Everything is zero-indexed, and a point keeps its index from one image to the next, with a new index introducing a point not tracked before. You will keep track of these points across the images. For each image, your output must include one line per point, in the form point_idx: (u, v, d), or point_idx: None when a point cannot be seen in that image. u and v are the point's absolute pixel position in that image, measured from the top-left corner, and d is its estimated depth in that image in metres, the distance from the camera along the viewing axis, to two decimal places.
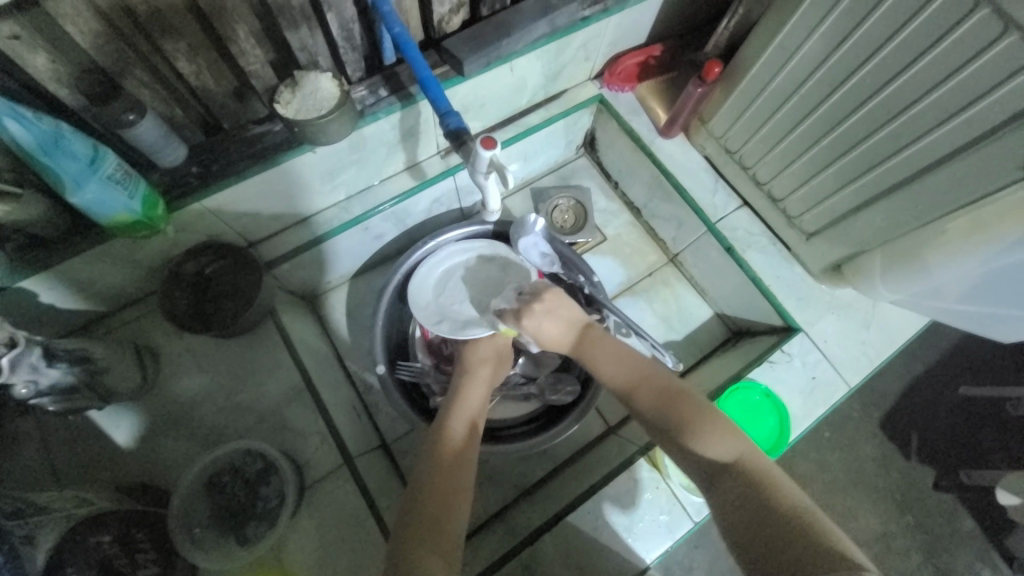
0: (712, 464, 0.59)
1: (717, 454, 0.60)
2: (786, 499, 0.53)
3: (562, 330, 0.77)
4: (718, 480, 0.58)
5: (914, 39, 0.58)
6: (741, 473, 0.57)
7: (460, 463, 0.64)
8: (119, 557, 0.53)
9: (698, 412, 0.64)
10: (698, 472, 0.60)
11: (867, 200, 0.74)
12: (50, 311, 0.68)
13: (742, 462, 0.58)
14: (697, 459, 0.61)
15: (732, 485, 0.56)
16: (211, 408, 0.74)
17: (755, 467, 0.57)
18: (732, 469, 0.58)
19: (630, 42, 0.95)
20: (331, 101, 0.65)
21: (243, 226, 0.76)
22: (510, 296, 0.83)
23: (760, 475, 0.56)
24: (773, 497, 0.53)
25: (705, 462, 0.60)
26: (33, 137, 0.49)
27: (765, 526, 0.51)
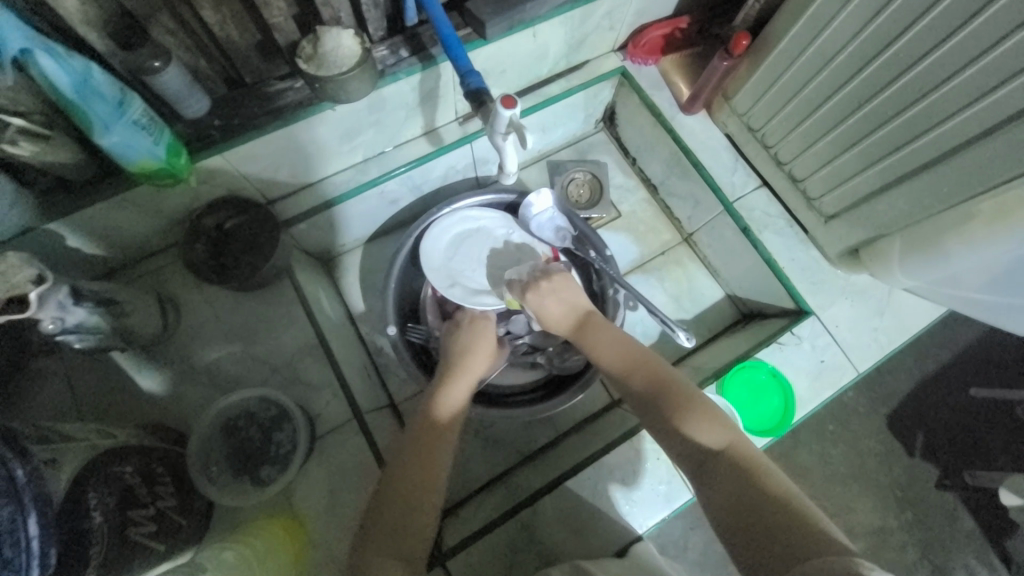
0: (701, 452, 0.60)
1: (705, 442, 0.60)
2: (773, 485, 0.53)
3: (560, 313, 0.79)
4: (707, 468, 0.58)
5: (950, 14, 0.56)
6: (729, 461, 0.57)
7: (433, 453, 0.64)
8: (139, 488, 0.55)
9: (689, 399, 0.64)
10: (687, 460, 0.61)
11: (889, 182, 0.73)
12: (77, 256, 0.70)
13: (730, 449, 0.58)
14: (684, 447, 0.61)
15: (721, 473, 0.56)
16: (228, 359, 0.76)
17: (743, 454, 0.57)
18: (719, 457, 0.58)
19: (657, 12, 0.92)
20: (353, 58, 0.65)
21: (262, 183, 0.77)
22: (523, 270, 0.85)
23: (748, 461, 0.56)
24: (761, 484, 0.53)
25: (693, 450, 0.60)
26: (66, 78, 0.50)
27: (753, 514, 0.51)
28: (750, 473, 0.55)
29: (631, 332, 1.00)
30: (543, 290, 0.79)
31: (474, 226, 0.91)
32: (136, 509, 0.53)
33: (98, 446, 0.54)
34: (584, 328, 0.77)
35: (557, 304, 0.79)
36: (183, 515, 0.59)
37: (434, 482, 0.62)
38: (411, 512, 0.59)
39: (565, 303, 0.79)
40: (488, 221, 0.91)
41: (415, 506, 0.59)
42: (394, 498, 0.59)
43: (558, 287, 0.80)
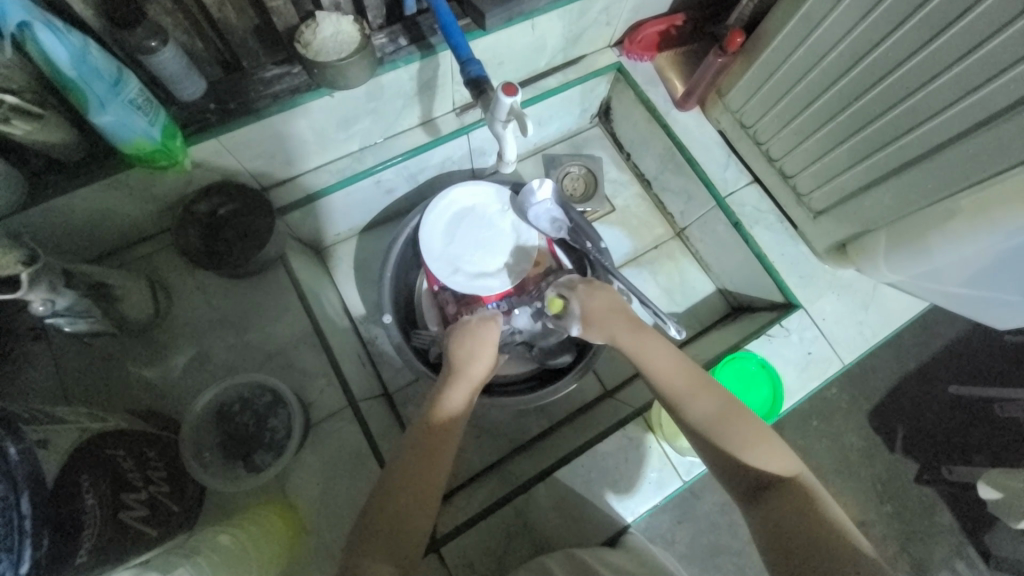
0: (754, 479, 0.58)
1: (760, 469, 0.58)
2: (834, 524, 0.51)
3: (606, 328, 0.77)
4: (760, 494, 0.56)
5: (938, 13, 0.58)
6: (785, 492, 0.55)
7: (433, 459, 0.61)
8: (132, 471, 0.54)
9: (745, 425, 0.62)
10: (738, 485, 0.59)
11: (876, 178, 0.75)
12: (66, 240, 0.69)
13: (785, 481, 0.56)
14: (736, 471, 0.59)
15: (775, 503, 0.54)
16: (221, 346, 0.76)
17: (800, 488, 0.56)
18: (775, 487, 0.56)
19: (653, 9, 0.94)
20: (352, 45, 0.65)
21: (257, 168, 0.77)
22: (564, 282, 0.83)
23: (805, 496, 0.55)
24: (820, 520, 0.52)
25: (746, 476, 0.58)
26: (63, 51, 0.49)
27: (809, 546, 0.49)
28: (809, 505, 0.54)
29: None
30: (596, 298, 0.78)
31: (468, 206, 0.91)
32: (128, 493, 0.52)
33: (90, 429, 0.52)
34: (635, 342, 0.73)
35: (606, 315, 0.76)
36: (175, 500, 0.59)
37: (434, 483, 0.60)
38: (416, 497, 0.58)
39: (615, 311, 0.76)
40: (483, 200, 0.92)
41: (414, 501, 0.58)
42: (398, 488, 0.58)
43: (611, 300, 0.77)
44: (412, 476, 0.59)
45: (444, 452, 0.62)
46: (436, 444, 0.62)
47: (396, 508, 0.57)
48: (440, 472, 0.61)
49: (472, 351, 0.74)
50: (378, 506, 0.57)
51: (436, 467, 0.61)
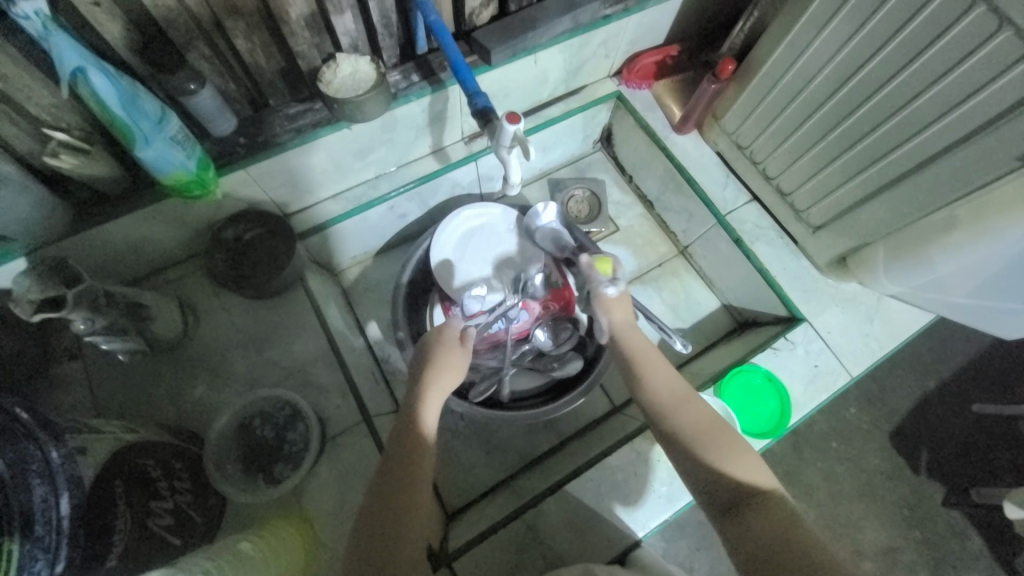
0: (732, 491, 0.56)
1: (739, 481, 0.57)
2: (816, 539, 0.49)
3: (628, 316, 0.77)
4: (735, 505, 0.55)
5: (917, 35, 0.61)
6: (763, 505, 0.54)
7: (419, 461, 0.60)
8: (160, 480, 0.57)
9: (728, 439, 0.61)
10: (715, 497, 0.57)
11: (870, 193, 0.77)
12: (106, 266, 0.75)
13: (765, 495, 0.55)
14: (714, 482, 0.57)
15: (752, 516, 0.53)
16: (243, 363, 0.80)
17: (780, 502, 0.54)
18: (754, 500, 0.54)
19: (649, 42, 1.00)
20: (369, 82, 0.71)
21: (280, 197, 0.82)
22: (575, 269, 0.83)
23: (785, 510, 0.53)
24: (796, 533, 0.50)
25: (723, 488, 0.57)
26: (114, 94, 0.55)
27: (783, 562, 0.47)
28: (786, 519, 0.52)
29: None
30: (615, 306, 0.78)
31: (478, 225, 0.96)
32: (156, 500, 0.55)
33: (123, 439, 0.55)
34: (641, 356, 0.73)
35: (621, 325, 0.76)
36: (197, 510, 0.61)
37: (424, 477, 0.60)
38: (400, 497, 0.57)
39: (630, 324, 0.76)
40: (491, 220, 0.96)
41: (403, 493, 0.57)
42: (390, 480, 0.58)
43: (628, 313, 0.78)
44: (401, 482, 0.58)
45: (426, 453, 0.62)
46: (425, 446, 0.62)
47: (393, 509, 0.56)
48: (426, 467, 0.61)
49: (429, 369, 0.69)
50: (377, 506, 0.57)
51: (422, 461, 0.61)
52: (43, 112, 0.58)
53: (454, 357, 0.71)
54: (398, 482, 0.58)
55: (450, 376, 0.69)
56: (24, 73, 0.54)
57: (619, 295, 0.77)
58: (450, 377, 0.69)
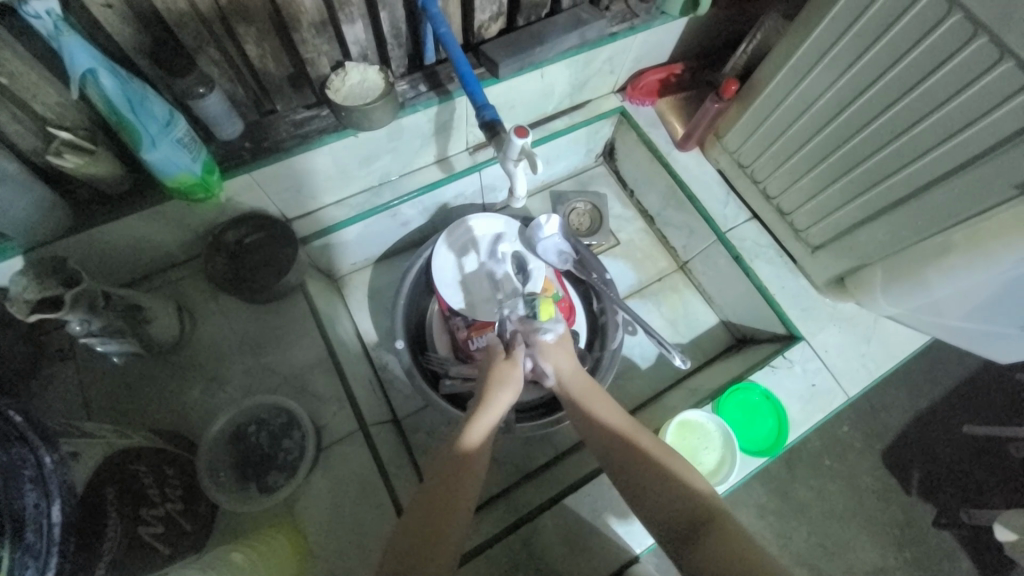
0: (685, 517, 0.56)
1: (688, 508, 0.57)
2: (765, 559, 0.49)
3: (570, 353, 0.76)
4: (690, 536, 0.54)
5: (918, 64, 0.63)
6: (712, 527, 0.54)
7: (460, 488, 0.61)
8: (152, 487, 0.56)
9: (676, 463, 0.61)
10: (670, 526, 0.57)
11: (869, 215, 0.78)
12: (104, 268, 0.75)
13: (716, 517, 0.55)
14: (666, 511, 0.58)
15: (701, 542, 0.53)
16: (239, 367, 0.79)
17: (730, 521, 0.54)
18: (704, 527, 0.54)
19: (652, 59, 1.01)
20: (377, 91, 0.72)
21: (284, 203, 0.82)
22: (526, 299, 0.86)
23: (734, 530, 0.53)
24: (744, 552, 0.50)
25: (676, 515, 0.57)
26: (122, 95, 0.55)
27: None
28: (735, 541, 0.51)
29: (629, 354, 1.03)
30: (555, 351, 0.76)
31: (480, 235, 0.96)
32: (148, 508, 0.54)
33: (117, 444, 0.54)
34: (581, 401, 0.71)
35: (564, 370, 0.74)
36: (188, 520, 0.60)
37: (463, 499, 0.60)
38: (427, 523, 0.58)
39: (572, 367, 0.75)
40: (494, 230, 0.96)
41: (440, 520, 0.58)
42: (421, 507, 0.59)
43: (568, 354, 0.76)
44: (439, 491, 0.60)
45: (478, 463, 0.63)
46: (461, 472, 0.62)
47: (426, 522, 0.58)
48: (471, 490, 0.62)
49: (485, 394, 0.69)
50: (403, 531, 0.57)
51: (468, 484, 0.61)
52: (48, 111, 0.57)
53: (508, 374, 0.72)
54: (437, 513, 0.58)
55: (503, 393, 0.70)
56: (30, 71, 0.53)
57: (559, 337, 0.77)
58: (506, 393, 0.70)
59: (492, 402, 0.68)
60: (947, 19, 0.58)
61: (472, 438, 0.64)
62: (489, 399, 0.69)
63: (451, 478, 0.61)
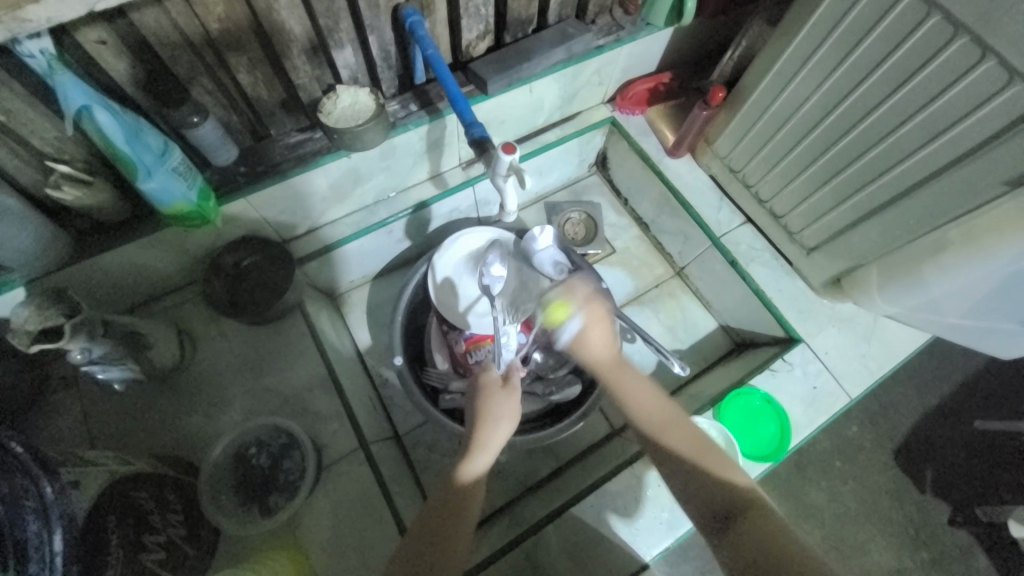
0: (720, 506, 0.57)
1: (725, 492, 0.58)
2: (804, 551, 0.50)
3: (607, 335, 0.74)
4: (728, 520, 0.56)
5: (900, 65, 0.64)
6: (751, 515, 0.55)
7: (461, 507, 0.61)
8: (153, 513, 0.57)
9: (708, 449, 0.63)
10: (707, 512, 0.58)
11: (862, 216, 0.79)
12: (105, 296, 0.76)
13: (751, 505, 0.56)
14: (703, 496, 0.59)
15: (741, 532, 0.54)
16: (239, 389, 0.79)
17: (766, 510, 0.55)
18: (740, 510, 0.56)
19: (640, 69, 1.02)
20: (368, 113, 0.73)
21: (280, 224, 0.83)
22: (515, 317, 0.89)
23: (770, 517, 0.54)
24: (781, 542, 0.52)
25: (713, 503, 0.58)
26: (119, 129, 0.56)
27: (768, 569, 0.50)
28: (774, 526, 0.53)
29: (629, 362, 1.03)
30: (592, 327, 0.74)
31: (475, 248, 0.95)
32: (150, 535, 0.54)
33: (118, 470, 0.55)
34: (619, 377, 0.71)
35: (597, 349, 0.73)
36: (190, 545, 0.60)
37: (465, 514, 0.60)
38: (428, 542, 0.57)
39: (605, 346, 0.73)
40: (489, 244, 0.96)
41: (441, 537, 0.58)
42: (424, 525, 0.59)
43: (604, 331, 0.74)
44: (439, 512, 0.60)
45: (478, 494, 0.62)
46: (461, 490, 0.62)
47: (429, 541, 0.57)
48: (471, 509, 0.61)
49: (480, 427, 0.66)
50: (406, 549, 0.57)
51: (470, 502, 0.61)
52: (46, 145, 0.59)
53: (505, 403, 0.68)
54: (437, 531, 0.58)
55: (502, 425, 0.66)
56: (27, 107, 0.55)
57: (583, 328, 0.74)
58: (502, 424, 0.67)
59: (490, 437, 0.65)
60: (927, 19, 0.58)
61: (468, 473, 0.62)
62: (484, 432, 0.65)
63: (454, 498, 0.61)
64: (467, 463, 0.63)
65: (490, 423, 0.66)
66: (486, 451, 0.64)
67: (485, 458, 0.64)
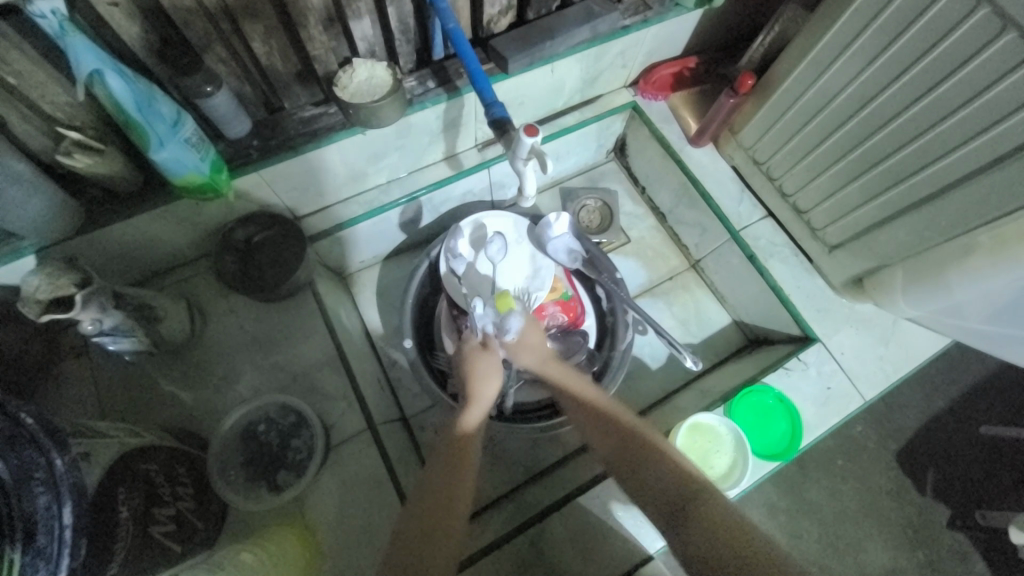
0: (670, 501, 0.58)
1: (675, 488, 0.58)
2: (755, 537, 0.52)
3: (535, 347, 0.77)
4: (679, 515, 0.56)
5: (942, 60, 0.60)
6: (702, 510, 0.55)
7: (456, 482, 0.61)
8: (164, 486, 0.57)
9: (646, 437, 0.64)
10: (655, 508, 0.59)
11: (891, 214, 0.76)
12: (116, 267, 0.75)
13: (702, 498, 0.57)
14: (655, 493, 0.59)
15: (692, 529, 0.54)
16: (249, 365, 0.79)
17: (717, 502, 0.56)
18: (692, 502, 0.57)
19: (666, 53, 0.99)
20: (385, 88, 0.70)
21: (291, 200, 0.82)
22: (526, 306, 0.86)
23: (725, 510, 0.55)
24: (734, 534, 0.53)
25: (662, 499, 0.58)
26: (130, 95, 0.54)
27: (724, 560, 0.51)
28: (729, 524, 0.54)
29: (639, 354, 1.02)
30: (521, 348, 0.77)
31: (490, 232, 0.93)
32: (159, 508, 0.54)
33: (128, 443, 0.54)
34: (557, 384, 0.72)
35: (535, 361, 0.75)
36: (198, 517, 0.60)
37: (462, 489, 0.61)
38: (425, 531, 0.56)
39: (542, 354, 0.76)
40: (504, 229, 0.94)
41: (434, 523, 0.57)
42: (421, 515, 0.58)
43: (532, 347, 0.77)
44: (436, 494, 0.60)
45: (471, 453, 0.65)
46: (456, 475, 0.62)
47: (425, 527, 0.57)
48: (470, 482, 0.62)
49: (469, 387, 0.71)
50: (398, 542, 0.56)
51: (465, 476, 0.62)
52: (57, 111, 0.57)
53: (489, 361, 0.74)
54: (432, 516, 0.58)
55: (489, 382, 0.72)
56: (37, 70, 0.53)
57: (521, 332, 0.77)
58: (489, 382, 0.72)
59: (478, 396, 0.70)
60: (975, 12, 0.55)
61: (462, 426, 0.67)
62: (478, 388, 0.71)
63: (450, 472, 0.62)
64: (467, 414, 0.68)
65: (479, 380, 0.72)
66: (478, 407, 0.69)
67: (477, 413, 0.69)
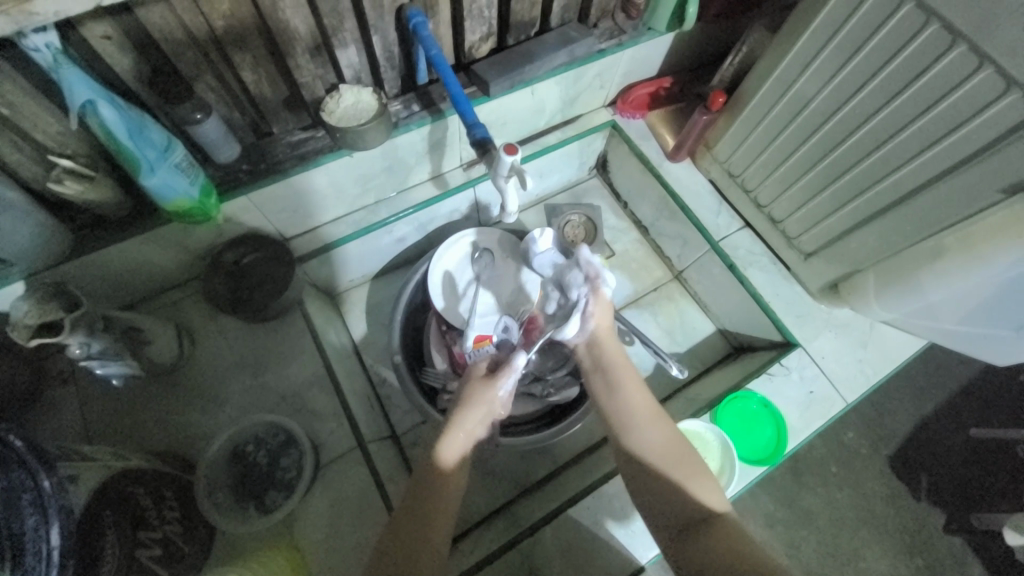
0: (685, 517, 0.60)
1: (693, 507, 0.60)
2: (763, 555, 0.53)
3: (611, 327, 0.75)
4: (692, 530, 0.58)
5: (896, 75, 0.65)
6: (715, 530, 0.57)
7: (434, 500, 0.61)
8: (150, 509, 0.57)
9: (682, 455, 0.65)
10: (668, 521, 0.61)
11: (861, 221, 0.79)
12: (104, 292, 0.76)
13: (716, 519, 0.58)
14: (670, 507, 0.61)
15: (698, 543, 0.56)
16: (237, 386, 0.79)
17: (734, 525, 0.57)
18: (708, 522, 0.58)
19: (641, 74, 1.03)
20: (369, 113, 0.73)
21: (280, 222, 0.83)
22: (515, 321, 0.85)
23: (737, 532, 0.56)
24: (744, 552, 0.53)
25: (677, 515, 0.60)
26: (121, 123, 0.56)
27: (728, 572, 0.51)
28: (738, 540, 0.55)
29: None
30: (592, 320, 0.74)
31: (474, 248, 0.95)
32: (145, 531, 0.54)
33: (116, 466, 0.54)
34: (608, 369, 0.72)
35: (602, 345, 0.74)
36: (186, 541, 0.60)
37: (445, 508, 0.61)
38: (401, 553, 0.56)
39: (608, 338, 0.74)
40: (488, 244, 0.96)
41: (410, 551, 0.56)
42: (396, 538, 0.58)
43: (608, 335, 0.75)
44: (412, 514, 0.59)
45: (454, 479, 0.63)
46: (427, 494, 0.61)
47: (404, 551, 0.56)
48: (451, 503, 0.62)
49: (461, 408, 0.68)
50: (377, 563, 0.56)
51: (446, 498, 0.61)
52: (49, 139, 0.59)
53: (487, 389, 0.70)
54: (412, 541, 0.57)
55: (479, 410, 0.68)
56: (30, 100, 0.55)
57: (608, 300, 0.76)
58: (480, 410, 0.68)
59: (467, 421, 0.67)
60: (925, 29, 0.59)
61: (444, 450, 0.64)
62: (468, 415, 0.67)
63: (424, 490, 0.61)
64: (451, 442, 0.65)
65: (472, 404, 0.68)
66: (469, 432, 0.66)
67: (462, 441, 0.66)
